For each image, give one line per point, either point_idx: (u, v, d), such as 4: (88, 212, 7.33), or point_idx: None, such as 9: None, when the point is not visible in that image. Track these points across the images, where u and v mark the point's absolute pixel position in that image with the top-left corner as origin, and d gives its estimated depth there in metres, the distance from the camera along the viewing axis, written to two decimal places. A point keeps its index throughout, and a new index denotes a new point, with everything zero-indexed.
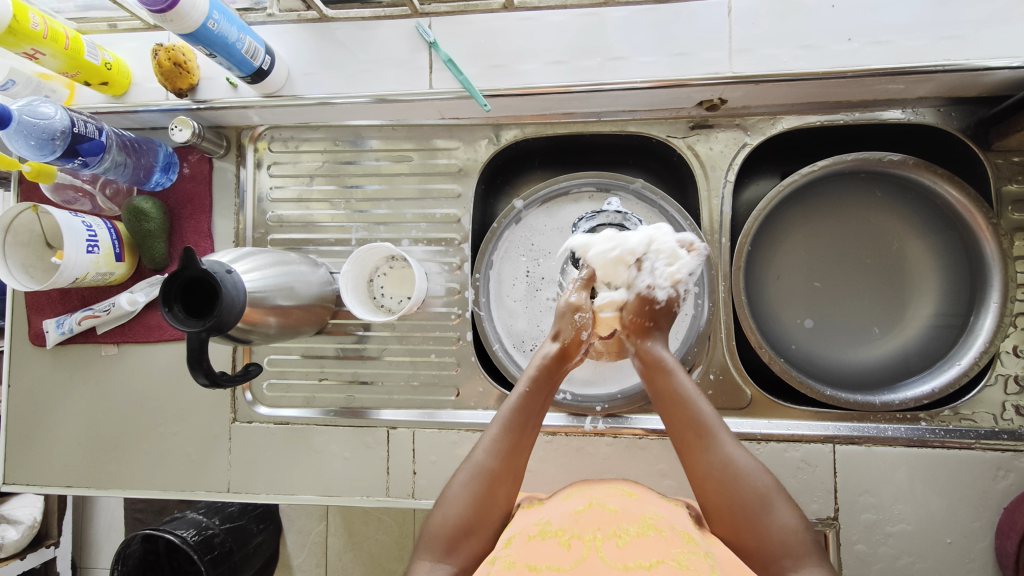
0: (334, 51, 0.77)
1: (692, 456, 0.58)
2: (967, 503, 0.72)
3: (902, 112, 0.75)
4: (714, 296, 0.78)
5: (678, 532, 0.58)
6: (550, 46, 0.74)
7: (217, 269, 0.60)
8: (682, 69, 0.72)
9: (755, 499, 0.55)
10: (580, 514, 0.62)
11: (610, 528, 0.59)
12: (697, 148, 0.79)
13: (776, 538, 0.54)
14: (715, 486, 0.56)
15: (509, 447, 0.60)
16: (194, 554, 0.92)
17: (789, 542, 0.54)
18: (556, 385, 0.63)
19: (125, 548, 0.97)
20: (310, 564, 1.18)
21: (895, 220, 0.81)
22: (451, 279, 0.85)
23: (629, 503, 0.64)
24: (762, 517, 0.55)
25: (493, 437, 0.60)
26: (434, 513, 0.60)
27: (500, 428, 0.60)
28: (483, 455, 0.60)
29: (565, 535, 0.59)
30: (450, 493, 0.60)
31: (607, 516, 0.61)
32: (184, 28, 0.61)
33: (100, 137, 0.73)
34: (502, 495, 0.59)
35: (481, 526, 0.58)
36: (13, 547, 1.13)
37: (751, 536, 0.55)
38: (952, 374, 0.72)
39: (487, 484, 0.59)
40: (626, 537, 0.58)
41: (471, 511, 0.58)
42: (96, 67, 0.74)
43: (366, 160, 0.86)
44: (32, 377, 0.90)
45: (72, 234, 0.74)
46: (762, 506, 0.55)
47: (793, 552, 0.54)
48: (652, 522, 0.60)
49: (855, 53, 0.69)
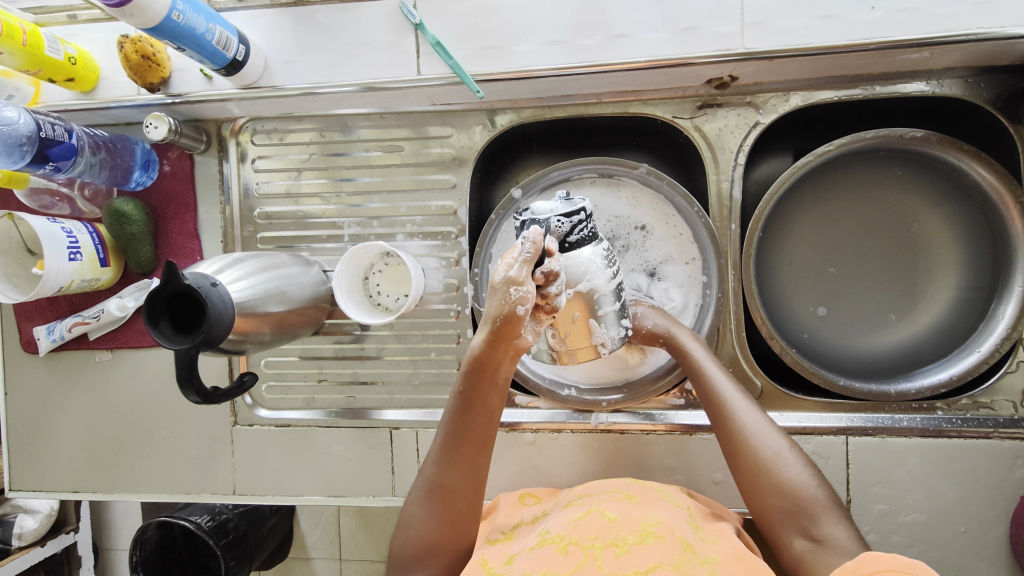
0: (315, 37, 0.72)
1: (717, 425, 0.65)
2: (982, 491, 0.71)
3: (927, 84, 0.70)
4: (723, 286, 0.75)
5: (677, 538, 0.59)
6: (546, 24, 0.68)
7: (202, 282, 0.57)
8: (689, 45, 0.66)
9: (771, 456, 0.60)
10: (578, 520, 0.61)
11: (609, 536, 0.59)
12: (705, 128, 0.75)
13: (791, 492, 0.58)
14: (737, 447, 0.62)
15: (459, 458, 0.63)
16: (210, 539, 0.92)
17: (802, 494, 0.58)
18: (493, 373, 0.62)
19: (142, 534, 0.96)
20: (324, 543, 1.20)
21: (916, 200, 0.77)
22: (449, 274, 0.82)
23: (628, 509, 0.63)
24: (780, 472, 0.59)
25: (438, 450, 0.64)
26: (400, 526, 0.64)
27: (447, 440, 0.63)
28: (434, 469, 0.63)
29: (563, 541, 0.59)
30: (410, 511, 0.63)
31: (606, 523, 0.61)
32: (147, 22, 0.55)
33: (70, 140, 0.68)
34: (461, 502, 0.63)
35: (448, 534, 0.62)
36: (33, 536, 1.14)
37: (765, 488, 0.59)
38: (971, 362, 0.69)
39: (447, 496, 0.62)
40: (624, 546, 0.58)
41: (434, 523, 0.62)
42: (59, 63, 0.69)
43: (357, 150, 0.81)
44: (28, 385, 0.88)
45: (51, 241, 0.70)
46: (776, 464, 0.60)
47: (807, 506, 0.57)
48: (650, 528, 0.60)
49: (879, 24, 0.63)
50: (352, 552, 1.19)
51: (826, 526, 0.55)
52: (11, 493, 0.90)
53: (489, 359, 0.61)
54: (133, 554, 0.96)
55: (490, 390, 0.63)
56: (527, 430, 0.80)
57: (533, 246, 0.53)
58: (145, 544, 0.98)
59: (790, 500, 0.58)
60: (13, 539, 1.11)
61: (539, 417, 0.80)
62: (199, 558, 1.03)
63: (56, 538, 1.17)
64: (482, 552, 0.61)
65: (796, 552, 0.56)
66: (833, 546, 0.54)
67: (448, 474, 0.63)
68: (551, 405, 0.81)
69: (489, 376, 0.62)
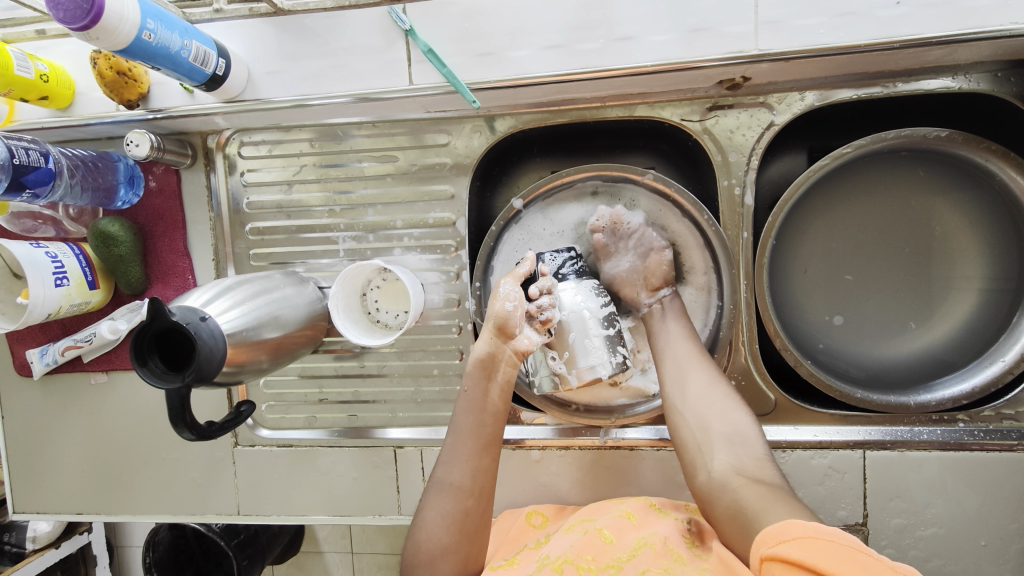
0: (300, 46, 0.68)
1: (664, 363, 0.67)
2: (1004, 504, 0.69)
3: (953, 80, 0.65)
4: (735, 297, 0.72)
5: (669, 549, 0.57)
6: (546, 27, 0.64)
7: (190, 316, 0.54)
8: (698, 47, 0.62)
9: (713, 391, 0.63)
10: (576, 541, 0.60)
11: (605, 558, 0.57)
12: (715, 130, 0.71)
13: (729, 423, 0.61)
14: (684, 380, 0.64)
15: (469, 454, 0.61)
16: (221, 540, 0.92)
17: (736, 424, 0.61)
18: (496, 372, 0.65)
19: (155, 534, 0.98)
20: (335, 538, 1.20)
21: (939, 202, 0.73)
22: (450, 289, 0.79)
23: (625, 529, 0.61)
24: (719, 404, 0.62)
25: (450, 448, 0.62)
26: (413, 533, 0.60)
27: (457, 438, 0.62)
28: (445, 469, 0.61)
29: (560, 561, 0.58)
30: (423, 517, 0.60)
31: (602, 544, 0.59)
32: (116, 45, 0.52)
33: (47, 164, 0.64)
34: (473, 506, 0.60)
35: (459, 542, 0.59)
36: (47, 538, 1.12)
37: (704, 416, 0.62)
38: (994, 373, 0.67)
39: (458, 500, 0.60)
40: (619, 565, 0.56)
41: (450, 533, 0.59)
42: (31, 82, 0.65)
43: (351, 161, 0.78)
44: (24, 407, 0.86)
45: (36, 268, 0.67)
46: (721, 400, 0.62)
47: (743, 435, 0.60)
48: (644, 540, 0.58)
49: (904, 19, 0.59)
50: (364, 545, 1.19)
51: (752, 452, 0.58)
52: (16, 514, 0.89)
53: (497, 359, 0.65)
54: (149, 556, 0.97)
55: (491, 390, 0.64)
56: (535, 447, 0.78)
57: (527, 264, 0.68)
58: (159, 545, 0.98)
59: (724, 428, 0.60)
60: (27, 543, 1.11)
61: (546, 434, 0.78)
62: (211, 558, 0.99)
63: (70, 538, 1.16)
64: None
65: (719, 472, 0.58)
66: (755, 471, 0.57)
67: (459, 474, 0.60)
68: (557, 421, 0.78)
69: (489, 375, 0.65)
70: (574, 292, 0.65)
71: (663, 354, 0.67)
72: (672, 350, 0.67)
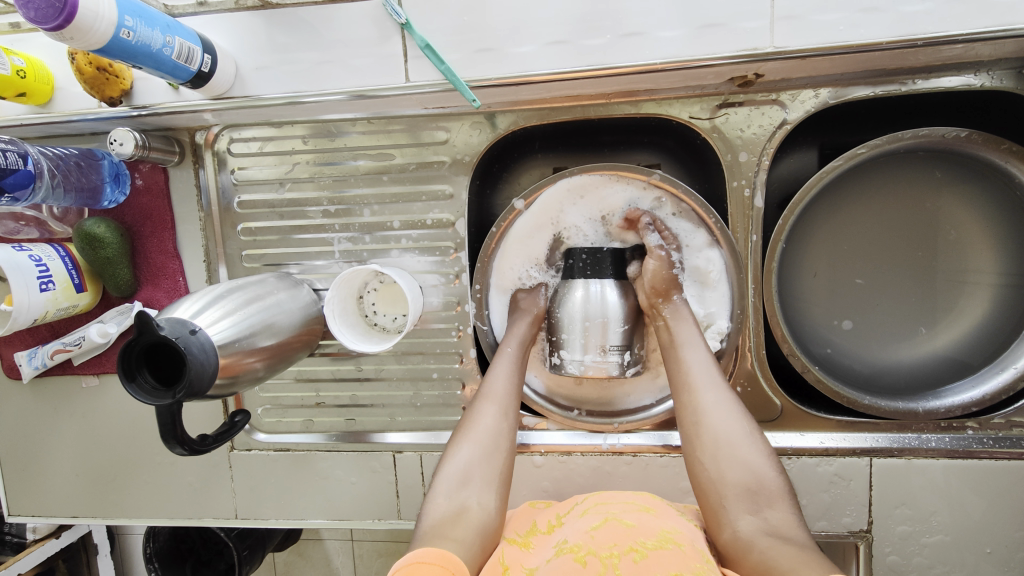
0: (292, 40, 0.64)
1: (683, 386, 0.62)
2: (1010, 512, 0.68)
3: (975, 77, 0.62)
4: (743, 300, 0.69)
5: (698, 548, 0.52)
6: (549, 21, 0.60)
7: (180, 331, 0.51)
8: (710, 44, 0.59)
9: (741, 434, 0.58)
10: (596, 531, 0.55)
11: (627, 543, 0.52)
12: (724, 129, 0.68)
13: (753, 472, 0.56)
14: (703, 421, 0.59)
15: (506, 404, 0.64)
16: (222, 531, 0.92)
17: (760, 476, 0.56)
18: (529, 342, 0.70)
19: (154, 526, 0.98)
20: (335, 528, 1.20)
21: (956, 204, 0.71)
22: (449, 291, 0.76)
23: (646, 519, 0.57)
24: (745, 448, 0.57)
25: (494, 391, 0.65)
26: (445, 461, 0.60)
27: (490, 387, 0.65)
28: (494, 418, 0.63)
29: (581, 551, 0.52)
30: (458, 443, 0.61)
31: (623, 531, 0.55)
32: (93, 44, 0.49)
33: (25, 166, 0.61)
34: (501, 441, 0.61)
35: (498, 456, 0.61)
36: (47, 528, 1.12)
37: (723, 464, 0.57)
38: (1006, 379, 0.66)
39: (493, 441, 0.61)
40: (643, 551, 0.51)
41: (479, 460, 0.60)
42: (6, 78, 0.62)
43: (345, 159, 0.75)
44: (14, 410, 0.85)
45: (19, 272, 0.65)
46: (743, 448, 0.57)
47: (766, 489, 0.55)
48: (669, 536, 0.54)
49: (929, 16, 0.56)
50: (364, 536, 1.19)
51: (778, 510, 0.54)
52: (11, 516, 0.89)
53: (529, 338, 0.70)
54: (149, 545, 0.98)
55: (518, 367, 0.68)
56: (537, 451, 0.77)
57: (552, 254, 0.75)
58: (159, 535, 0.99)
59: (744, 479, 0.56)
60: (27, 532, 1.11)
61: (549, 437, 0.78)
62: (211, 546, 0.98)
63: (70, 528, 1.16)
64: (503, 552, 0.56)
65: (743, 533, 0.53)
66: (781, 530, 0.52)
67: (493, 417, 0.62)
68: (560, 425, 0.78)
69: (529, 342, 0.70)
70: (615, 296, 0.68)
71: (679, 388, 0.62)
72: (690, 369, 0.62)
